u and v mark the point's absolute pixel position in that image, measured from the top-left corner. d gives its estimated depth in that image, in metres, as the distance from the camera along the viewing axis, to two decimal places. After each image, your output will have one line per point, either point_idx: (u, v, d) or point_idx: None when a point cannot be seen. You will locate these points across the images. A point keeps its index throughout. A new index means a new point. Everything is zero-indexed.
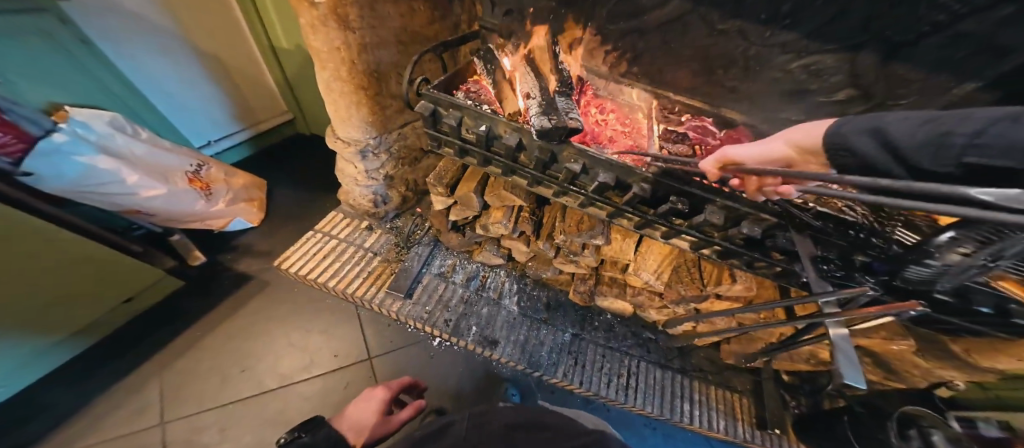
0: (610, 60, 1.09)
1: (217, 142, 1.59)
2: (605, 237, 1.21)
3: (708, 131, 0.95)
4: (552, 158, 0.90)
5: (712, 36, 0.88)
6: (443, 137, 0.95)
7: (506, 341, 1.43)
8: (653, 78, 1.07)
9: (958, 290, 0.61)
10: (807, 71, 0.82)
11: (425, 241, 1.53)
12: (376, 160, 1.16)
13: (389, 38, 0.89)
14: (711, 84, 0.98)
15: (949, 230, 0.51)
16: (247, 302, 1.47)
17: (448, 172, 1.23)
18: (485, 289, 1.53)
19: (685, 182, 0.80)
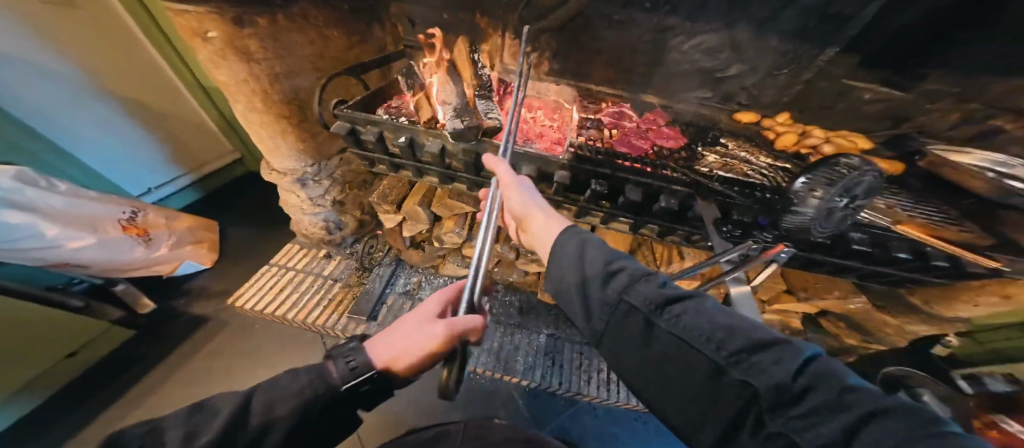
0: (534, 63, 1.11)
1: (158, 188, 1.50)
2: None
3: (624, 116, 1.00)
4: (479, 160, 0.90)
5: (612, 27, 0.92)
6: (373, 155, 0.97)
7: (481, 351, 1.43)
8: (573, 74, 1.10)
9: (868, 240, 0.71)
10: (698, 51, 0.88)
11: (387, 262, 1.48)
12: (318, 187, 1.17)
13: (304, 66, 0.91)
14: (624, 73, 1.02)
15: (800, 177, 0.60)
16: (194, 350, 1.29)
17: (393, 189, 1.22)
18: (453, 302, 1.51)
19: (600, 166, 0.82)
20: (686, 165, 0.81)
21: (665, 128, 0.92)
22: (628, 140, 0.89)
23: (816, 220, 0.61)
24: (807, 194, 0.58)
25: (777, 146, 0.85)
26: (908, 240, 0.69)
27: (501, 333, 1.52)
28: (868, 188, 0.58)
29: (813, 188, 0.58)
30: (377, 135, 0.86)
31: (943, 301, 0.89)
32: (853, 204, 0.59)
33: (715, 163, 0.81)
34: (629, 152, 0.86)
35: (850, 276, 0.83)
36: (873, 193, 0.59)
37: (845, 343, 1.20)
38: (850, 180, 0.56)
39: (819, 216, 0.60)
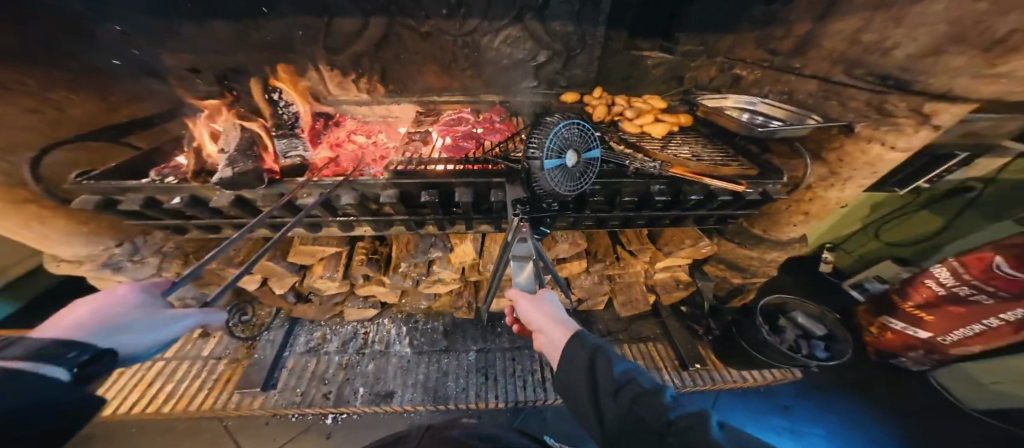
0: (364, 87, 1.04)
1: None
2: (443, 248, 1.03)
3: (460, 121, 1.03)
4: (291, 202, 0.78)
5: (423, 39, 0.93)
6: (162, 221, 0.83)
7: (404, 387, 1.15)
8: (410, 90, 1.08)
9: (666, 184, 0.83)
10: (508, 45, 0.96)
11: (276, 325, 1.27)
12: (139, 268, 0.99)
13: (29, 138, 0.75)
14: (459, 78, 1.05)
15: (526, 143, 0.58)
16: None
17: (243, 250, 1.08)
18: (367, 346, 1.24)
19: (416, 178, 0.77)
20: (506, 154, 0.84)
21: (499, 125, 1.03)
22: (455, 144, 0.92)
23: (558, 185, 0.58)
24: (534, 163, 0.56)
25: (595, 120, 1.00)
26: (692, 183, 0.83)
27: (424, 362, 1.21)
28: (585, 140, 0.60)
29: (535, 152, 0.57)
30: (142, 201, 0.73)
31: (773, 225, 1.06)
32: (582, 160, 0.60)
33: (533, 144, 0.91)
34: (453, 153, 0.88)
35: (684, 222, 1.00)
36: (592, 143, 0.61)
37: (730, 283, 1.28)
38: (562, 136, 0.57)
39: (553, 179, 0.57)
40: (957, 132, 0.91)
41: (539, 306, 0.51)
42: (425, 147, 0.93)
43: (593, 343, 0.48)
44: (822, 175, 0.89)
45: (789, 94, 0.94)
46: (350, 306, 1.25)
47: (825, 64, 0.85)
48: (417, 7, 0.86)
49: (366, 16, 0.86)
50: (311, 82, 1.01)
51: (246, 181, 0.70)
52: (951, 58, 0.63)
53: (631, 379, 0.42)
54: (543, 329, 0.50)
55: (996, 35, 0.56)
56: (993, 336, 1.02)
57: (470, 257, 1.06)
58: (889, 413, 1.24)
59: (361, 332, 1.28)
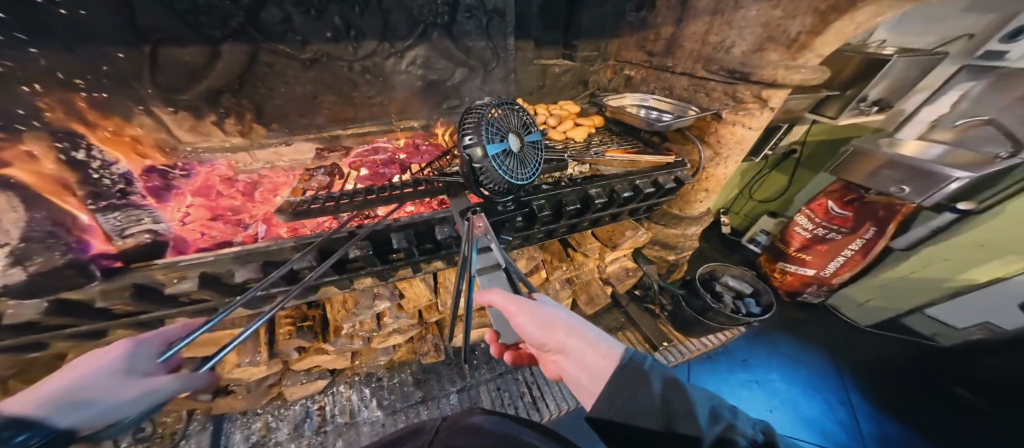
0: (233, 129, 0.86)
1: None
2: (389, 291, 0.88)
3: (375, 153, 0.94)
4: (155, 292, 0.57)
5: (309, 68, 0.84)
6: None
7: None
8: (304, 124, 0.95)
9: (603, 186, 0.85)
10: (417, 65, 0.94)
11: (195, 429, 0.91)
12: None
13: None
14: (367, 105, 0.97)
15: (467, 136, 0.52)
16: None
17: None
18: (328, 422, 0.97)
19: (332, 233, 0.64)
20: (438, 172, 0.77)
21: (423, 147, 0.98)
22: (373, 174, 0.83)
23: (508, 171, 0.54)
24: (474, 150, 0.51)
25: None
26: (622, 181, 0.87)
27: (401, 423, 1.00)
28: (522, 124, 0.61)
29: (475, 141, 0.52)
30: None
31: (685, 204, 1.19)
32: (525, 141, 0.60)
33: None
34: (372, 182, 0.79)
35: (622, 216, 1.06)
36: (530, 128, 0.63)
37: (667, 260, 1.39)
38: (499, 121, 0.56)
39: (500, 166, 0.53)
40: (783, 110, 1.16)
41: (548, 322, 0.45)
42: (334, 182, 0.79)
43: (655, 376, 0.40)
44: (710, 157, 1.04)
45: (669, 89, 1.11)
46: (290, 385, 0.95)
47: (688, 63, 1.03)
48: (289, 30, 0.76)
49: (215, 44, 0.72)
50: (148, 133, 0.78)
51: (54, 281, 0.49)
52: (769, 54, 0.83)
53: (725, 427, 0.35)
54: (564, 347, 0.44)
55: (791, 35, 0.78)
56: (852, 263, 1.32)
57: (424, 298, 0.93)
58: (814, 339, 1.48)
59: (315, 408, 1.00)
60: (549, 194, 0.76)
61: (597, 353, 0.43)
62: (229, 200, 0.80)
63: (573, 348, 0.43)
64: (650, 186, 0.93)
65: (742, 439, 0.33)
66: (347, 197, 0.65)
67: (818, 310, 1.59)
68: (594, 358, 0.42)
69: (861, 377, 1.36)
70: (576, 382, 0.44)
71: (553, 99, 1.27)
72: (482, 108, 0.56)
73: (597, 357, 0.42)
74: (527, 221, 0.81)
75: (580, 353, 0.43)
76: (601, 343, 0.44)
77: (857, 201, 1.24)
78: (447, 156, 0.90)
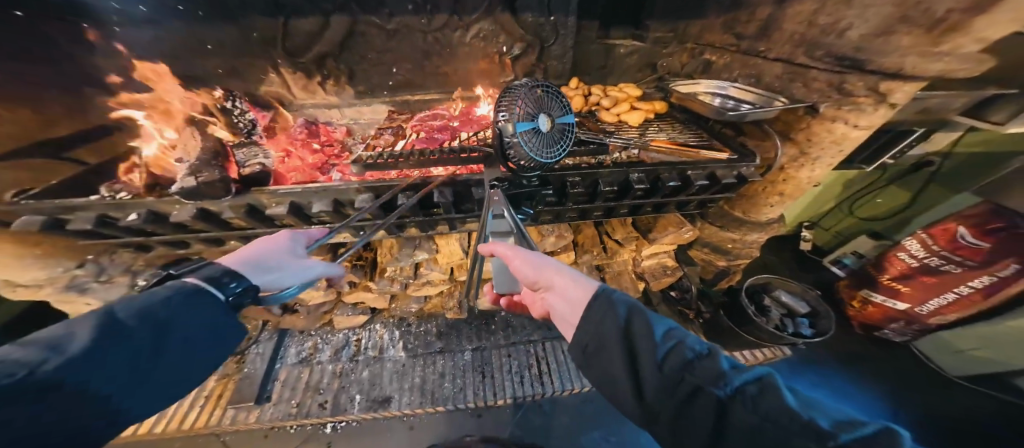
0: (331, 89, 1.02)
1: None
2: (428, 249, 1.01)
3: (434, 119, 1.02)
4: (259, 211, 0.75)
5: (391, 37, 0.93)
6: (124, 240, 0.74)
7: (401, 392, 1.16)
8: (381, 89, 1.06)
9: (650, 173, 0.82)
10: (482, 39, 0.98)
11: (265, 338, 1.25)
12: (106, 288, 0.93)
13: None
14: (433, 75, 1.05)
15: (500, 115, 0.57)
16: None
17: (216, 263, 1.02)
18: (361, 353, 1.24)
19: (391, 181, 0.75)
20: (483, 142, 0.84)
21: (476, 117, 1.04)
22: (428, 137, 0.91)
23: (534, 149, 0.57)
24: (506, 125, 0.55)
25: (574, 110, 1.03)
26: (670, 170, 0.82)
27: (419, 366, 1.22)
28: (557, 107, 0.63)
29: (507, 116, 0.56)
30: (94, 220, 0.66)
31: (754, 207, 1.05)
32: (557, 124, 0.62)
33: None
34: (426, 145, 0.88)
35: (668, 208, 1.00)
36: (564, 110, 0.64)
37: (715, 266, 1.27)
38: (533, 100, 0.59)
39: (527, 142, 0.56)
40: (910, 109, 0.93)
41: (538, 265, 0.48)
42: (396, 141, 0.91)
43: (621, 303, 0.40)
44: (793, 155, 0.90)
45: (757, 76, 0.97)
46: (339, 314, 1.24)
47: (787, 47, 0.88)
48: (380, 4, 0.86)
49: (327, 16, 0.85)
50: (270, 90, 0.99)
51: (208, 191, 0.64)
52: (899, 37, 0.67)
53: (676, 343, 0.36)
54: (552, 284, 0.46)
55: (937, 14, 0.61)
56: (965, 304, 1.09)
57: (457, 256, 1.04)
58: (872, 378, 1.28)
59: (353, 339, 1.28)
60: (584, 172, 0.77)
61: (578, 283, 0.44)
62: (309, 150, 0.94)
63: (559, 285, 0.45)
64: (708, 178, 0.84)
65: (689, 352, 0.35)
66: (408, 155, 0.75)
67: (898, 350, 1.35)
68: (576, 292, 0.43)
69: (927, 430, 1.15)
70: (561, 316, 0.46)
71: (613, 82, 1.21)
72: (517, 85, 0.59)
73: (578, 292, 0.43)
74: (563, 195, 0.84)
75: (566, 287, 0.45)
76: (580, 279, 0.45)
77: (1004, 231, 0.94)
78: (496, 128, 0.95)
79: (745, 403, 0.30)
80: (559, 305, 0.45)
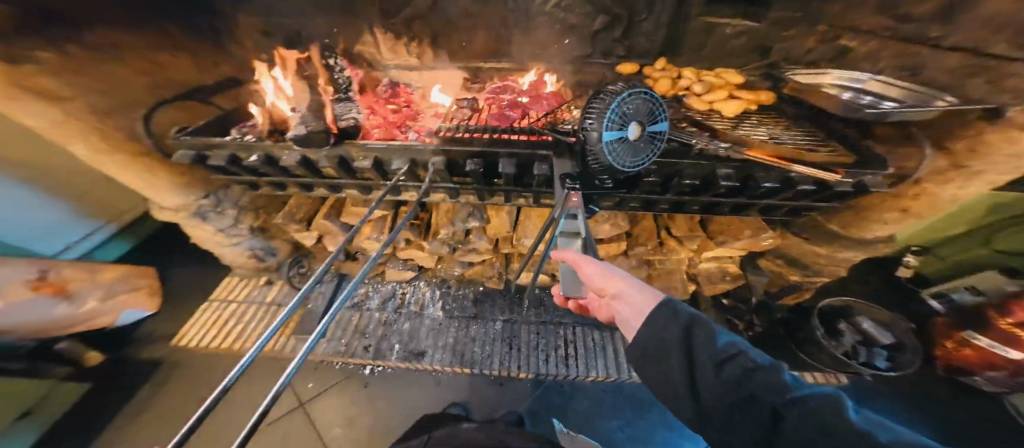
0: (415, 51, 1.05)
1: (79, 242, 1.28)
2: (479, 219, 1.17)
3: (505, 90, 0.99)
4: (347, 164, 0.82)
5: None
6: (241, 178, 0.88)
7: (435, 348, 1.34)
8: (456, 56, 1.05)
9: (742, 171, 0.72)
10: (563, 9, 0.90)
11: (327, 280, 1.43)
12: (222, 218, 1.10)
13: (135, 95, 0.82)
14: (509, 43, 1.00)
15: (586, 120, 0.54)
16: (128, 420, 1.12)
17: (301, 207, 1.16)
18: (405, 306, 1.44)
19: (462, 146, 0.79)
20: (554, 120, 0.83)
21: (545, 94, 0.97)
22: (501, 112, 0.89)
23: (616, 159, 0.54)
24: (591, 133, 0.53)
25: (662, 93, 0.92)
26: (768, 169, 0.71)
27: (454, 326, 1.39)
28: (652, 113, 0.55)
29: (594, 124, 0.53)
30: (227, 157, 0.78)
31: (857, 224, 0.89)
32: (647, 135, 0.55)
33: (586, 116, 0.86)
34: (498, 123, 0.85)
35: (749, 211, 0.87)
36: (659, 116, 0.56)
37: (786, 280, 1.15)
38: (627, 105, 0.53)
39: (611, 152, 0.53)
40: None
41: (609, 274, 0.49)
42: (474, 114, 0.91)
43: (684, 310, 0.41)
44: (938, 169, 0.71)
45: (915, 68, 0.76)
46: (391, 267, 1.43)
47: (981, 30, 0.65)
48: None
49: None
50: (359, 46, 1.05)
51: (315, 137, 0.75)
52: None
53: (740, 351, 0.34)
54: (619, 292, 0.47)
55: None
56: None
57: (503, 230, 1.19)
58: (957, 431, 1.11)
59: (399, 292, 1.48)
60: (662, 161, 0.71)
61: (646, 295, 0.45)
62: (394, 109, 0.99)
63: (626, 293, 0.46)
64: (817, 184, 0.71)
65: (752, 362, 0.32)
66: (481, 130, 0.81)
67: (997, 408, 1.16)
68: (645, 302, 0.45)
69: None
70: (625, 323, 0.47)
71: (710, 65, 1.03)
72: (608, 89, 0.54)
73: (645, 301, 0.45)
74: (637, 187, 0.77)
75: (637, 296, 0.46)
76: (647, 288, 0.47)
77: None
78: (574, 104, 0.89)
79: (802, 414, 0.26)
80: (625, 313, 0.47)
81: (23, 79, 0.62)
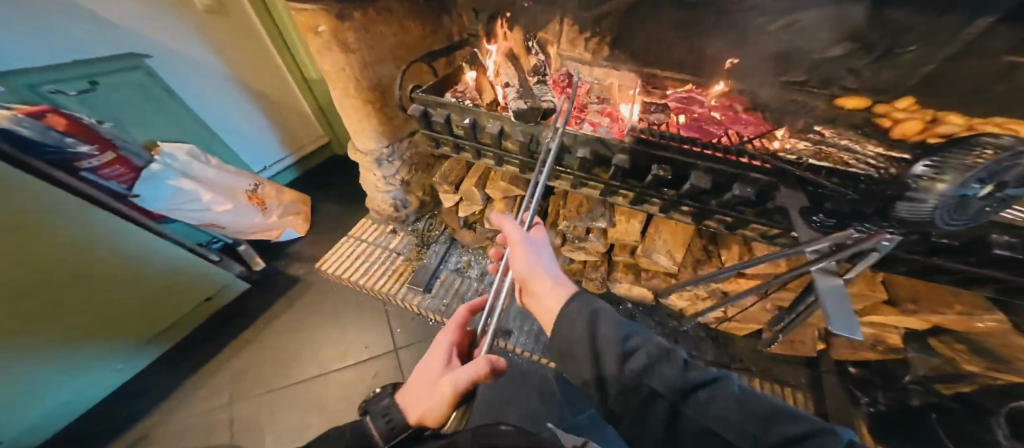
0: (591, 47, 1.04)
1: (273, 165, 1.77)
2: (606, 220, 1.15)
3: (694, 100, 0.98)
4: (534, 144, 0.90)
5: (682, 10, 0.84)
6: (436, 136, 1.04)
7: (520, 330, 1.46)
8: (637, 59, 1.02)
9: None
10: (792, 30, 0.76)
11: (441, 241, 1.57)
12: (390, 167, 1.33)
13: (386, 54, 1.06)
14: (704, 56, 0.91)
15: (926, 163, 0.46)
16: (285, 313, 1.48)
17: (454, 170, 1.30)
18: (499, 283, 1.51)
19: (654, 150, 0.76)
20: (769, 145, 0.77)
21: (744, 117, 0.94)
22: (699, 125, 0.89)
23: (928, 214, 0.47)
24: (919, 177, 0.47)
25: (893, 135, 0.79)
26: None
27: None
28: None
29: (932, 170, 0.45)
30: (445, 116, 0.93)
31: None
32: (997, 198, 0.42)
33: (806, 149, 0.73)
34: (698, 135, 0.85)
35: (983, 289, 0.70)
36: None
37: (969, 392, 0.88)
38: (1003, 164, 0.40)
39: (934, 208, 0.45)
40: None
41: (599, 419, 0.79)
42: (664, 120, 0.93)
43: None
44: None
45: None
46: (497, 244, 1.48)
47: None
48: None
49: None
50: (545, 35, 1.11)
51: (529, 112, 0.84)
52: None
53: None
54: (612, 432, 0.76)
55: None
56: None
57: (630, 236, 1.16)
58: None
59: (495, 269, 1.55)
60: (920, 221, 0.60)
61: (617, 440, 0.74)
62: (573, 98, 1.04)
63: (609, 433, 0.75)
64: None
65: None
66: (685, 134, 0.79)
67: None
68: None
69: None
70: None
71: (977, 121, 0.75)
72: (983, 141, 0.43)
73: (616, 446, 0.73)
74: None
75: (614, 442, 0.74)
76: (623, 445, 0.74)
77: None
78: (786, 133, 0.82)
79: None
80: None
81: (341, 32, 0.92)
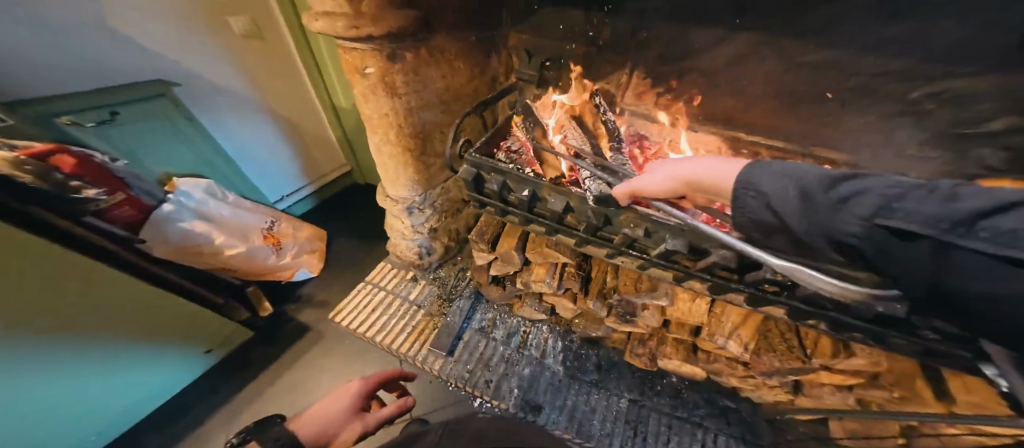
0: (664, 102, 0.96)
1: (290, 195, 1.72)
2: (670, 300, 0.95)
3: None
4: (606, 220, 0.76)
5: (796, 69, 0.74)
6: (482, 200, 0.91)
7: (551, 406, 1.16)
8: (718, 118, 0.92)
9: None
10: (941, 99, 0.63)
11: (465, 294, 1.40)
12: (421, 215, 1.24)
13: (432, 99, 1.00)
14: (809, 121, 0.80)
15: None
16: (286, 374, 1.35)
17: (488, 226, 1.18)
18: (528, 347, 1.29)
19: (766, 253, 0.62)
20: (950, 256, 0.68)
21: None
22: None
23: None
24: None
25: None
26: None
27: (574, 389, 1.20)
28: None
29: None
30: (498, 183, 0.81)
31: None
32: None
33: None
34: None
35: None
36: None
37: None
38: None
39: None
40: None
41: None
42: None
43: None
44: None
45: None
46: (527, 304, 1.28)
47: None
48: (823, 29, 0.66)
49: (734, 31, 0.75)
50: (609, 86, 1.00)
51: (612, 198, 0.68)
52: None
53: None
54: None
55: None
56: None
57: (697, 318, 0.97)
58: None
59: (522, 330, 1.33)
60: None
61: None
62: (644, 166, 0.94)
63: None
64: None
65: None
66: None
67: None
68: None
69: None
70: None
71: None
72: None
73: None
74: None
75: None
76: None
77: None
78: None
79: None
80: None
81: (388, 74, 0.88)
